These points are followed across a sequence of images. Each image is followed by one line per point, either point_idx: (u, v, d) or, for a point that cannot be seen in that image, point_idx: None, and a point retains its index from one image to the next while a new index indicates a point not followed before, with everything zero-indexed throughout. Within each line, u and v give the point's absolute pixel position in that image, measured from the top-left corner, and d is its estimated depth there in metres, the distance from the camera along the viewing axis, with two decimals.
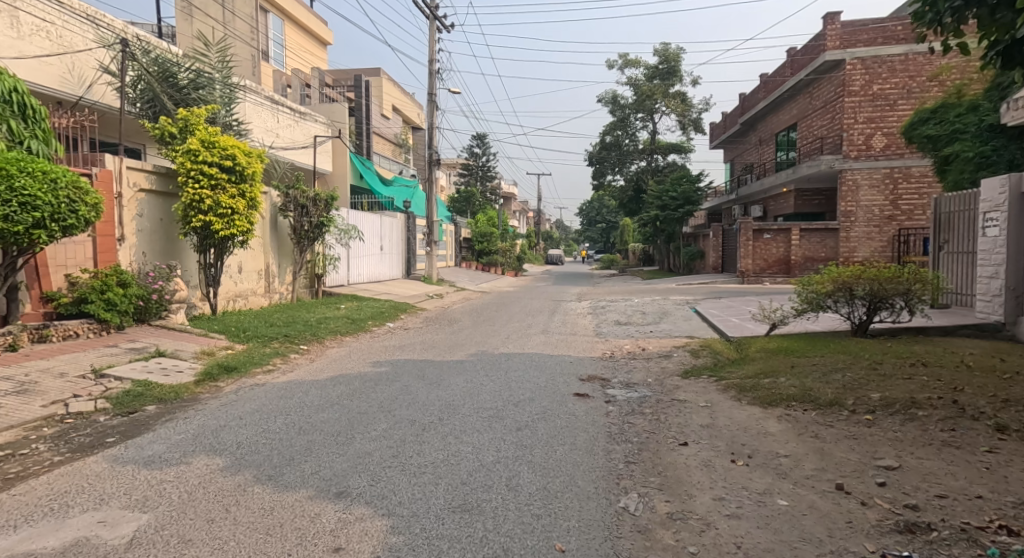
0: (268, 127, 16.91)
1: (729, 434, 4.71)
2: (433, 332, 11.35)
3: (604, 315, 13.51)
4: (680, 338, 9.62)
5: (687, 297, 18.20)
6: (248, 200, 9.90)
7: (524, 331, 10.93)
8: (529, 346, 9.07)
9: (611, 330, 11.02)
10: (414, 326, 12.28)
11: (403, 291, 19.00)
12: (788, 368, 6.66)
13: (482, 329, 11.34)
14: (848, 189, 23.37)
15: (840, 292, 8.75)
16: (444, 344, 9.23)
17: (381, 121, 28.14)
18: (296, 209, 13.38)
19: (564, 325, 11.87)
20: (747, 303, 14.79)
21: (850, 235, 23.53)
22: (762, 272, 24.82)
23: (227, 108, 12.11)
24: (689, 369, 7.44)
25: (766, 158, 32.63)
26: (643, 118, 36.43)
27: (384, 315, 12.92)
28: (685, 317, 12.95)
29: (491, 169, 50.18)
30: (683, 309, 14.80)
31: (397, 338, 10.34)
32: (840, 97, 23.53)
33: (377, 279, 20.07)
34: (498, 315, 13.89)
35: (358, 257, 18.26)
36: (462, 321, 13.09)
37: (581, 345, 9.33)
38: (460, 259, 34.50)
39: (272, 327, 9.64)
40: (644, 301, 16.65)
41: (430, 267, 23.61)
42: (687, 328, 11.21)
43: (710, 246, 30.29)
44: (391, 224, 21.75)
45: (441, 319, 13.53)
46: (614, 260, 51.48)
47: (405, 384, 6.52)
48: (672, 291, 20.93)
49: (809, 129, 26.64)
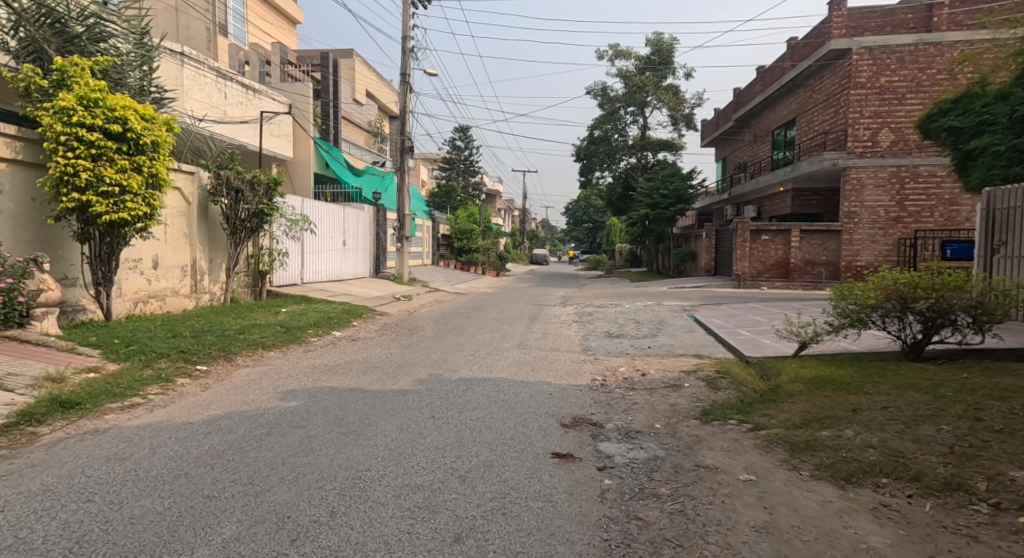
0: (207, 102, 14.87)
1: (807, 553, 2.81)
2: (383, 344, 9.34)
3: (591, 325, 11.61)
4: (685, 361, 7.71)
5: (682, 303, 16.35)
6: (147, 177, 7.91)
7: (494, 346, 8.96)
8: (497, 368, 7.14)
9: (599, 346, 9.10)
10: (363, 336, 10.26)
11: (365, 292, 16.94)
12: (850, 412, 4.78)
13: (440, 342, 9.34)
14: (852, 188, 21.75)
15: (891, 306, 6.90)
16: (388, 365, 7.26)
17: (351, 108, 26.06)
18: (229, 193, 11.32)
19: (544, 337, 9.93)
20: (753, 313, 12.98)
21: (853, 238, 21.86)
22: (759, 275, 23.13)
23: (137, 68, 10.14)
24: (708, 406, 5.54)
25: (761, 156, 30.96)
26: (632, 111, 34.63)
27: (329, 323, 10.87)
28: (685, 329, 11.08)
29: (474, 164, 48.24)
30: (682, 318, 12.96)
31: (335, 353, 8.30)
32: (845, 89, 21.88)
33: (338, 277, 18.03)
34: (463, 324, 11.89)
35: (314, 251, 16.20)
36: (419, 330, 11.06)
37: (565, 367, 7.40)
38: (437, 257, 32.53)
39: (172, 338, 7.61)
40: (636, 308, 14.75)
41: (400, 264, 21.56)
42: (690, 343, 9.35)
43: (703, 246, 28.55)
44: (357, 216, 19.71)
45: (399, 327, 11.52)
46: (599, 261, 49.97)
47: (312, 431, 4.55)
48: (664, 295, 19.19)
49: (809, 124, 25.01)
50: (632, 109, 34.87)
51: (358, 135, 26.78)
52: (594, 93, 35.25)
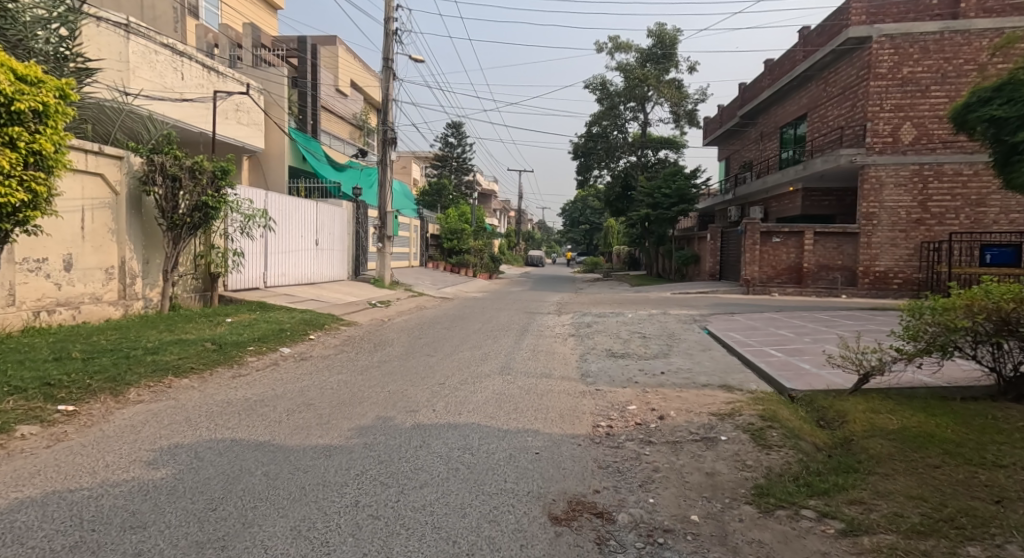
0: (155, 82, 13.15)
1: None
2: (338, 365, 7.65)
3: (587, 340, 9.93)
4: (712, 397, 6.02)
5: (690, 311, 14.66)
6: (26, 155, 6.22)
7: (471, 371, 7.27)
8: (470, 407, 5.45)
9: (601, 371, 7.42)
10: (316, 354, 8.56)
11: (338, 297, 15.23)
12: (997, 508, 3.10)
13: (407, 363, 7.66)
14: (870, 187, 20.13)
15: (984, 329, 5.25)
16: (328, 401, 5.56)
17: (333, 98, 24.34)
18: (164, 181, 9.60)
19: (532, 358, 8.24)
20: (774, 328, 11.31)
21: (871, 241, 20.24)
22: (770, 281, 21.58)
23: (45, 28, 8.45)
24: (761, 480, 3.85)
25: (768, 154, 29.37)
26: (633, 107, 33.04)
27: (280, 337, 9.18)
28: (699, 346, 9.41)
29: (467, 161, 46.61)
30: (694, 331, 11.28)
31: (270, 380, 6.59)
32: (864, 80, 20.29)
33: (309, 280, 16.32)
34: (441, 336, 10.24)
35: (279, 251, 14.50)
36: (386, 345, 9.38)
37: (559, 405, 5.72)
38: (426, 259, 30.87)
39: (50, 363, 5.86)
40: (641, 318, 13.07)
41: (381, 266, 19.90)
42: (711, 366, 7.68)
43: (707, 249, 26.90)
44: (333, 213, 18.03)
45: (365, 341, 9.84)
46: (596, 264, 48.37)
47: (151, 539, 2.86)
48: (668, 303, 17.55)
49: (822, 119, 23.41)
50: (633, 105, 33.26)
51: (340, 127, 25.09)
52: (593, 87, 33.64)
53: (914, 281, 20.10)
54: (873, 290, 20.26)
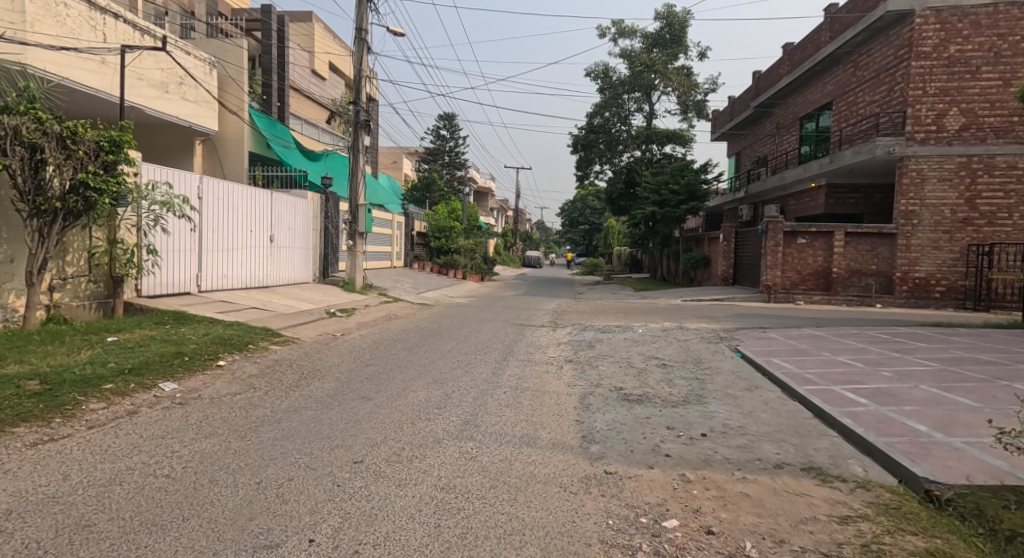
0: (55, 36, 10.59)
1: None
2: (224, 415, 5.19)
3: (589, 371, 7.53)
4: (803, 503, 3.56)
5: (711, 326, 12.27)
6: None
7: (415, 432, 4.83)
8: (382, 541, 2.99)
9: (609, 434, 4.96)
10: (208, 393, 6.10)
11: (290, 304, 12.78)
12: None
13: (326, 416, 5.18)
14: (910, 182, 17.67)
15: None
16: (129, 520, 3.08)
17: (306, 80, 21.93)
18: (22, 149, 7.12)
19: (511, 404, 5.80)
20: (826, 351, 8.94)
21: (910, 243, 17.80)
22: (793, 287, 19.22)
23: None
24: None
25: (784, 148, 26.95)
26: (638, 97, 30.66)
27: (169, 366, 6.70)
28: (739, 382, 6.99)
29: (460, 156, 44.34)
30: (724, 356, 8.90)
31: (83, 453, 4.10)
32: (903, 60, 17.86)
33: (259, 283, 13.88)
34: (398, 362, 7.83)
35: (213, 248, 12.03)
36: (320, 376, 6.96)
37: (547, 529, 3.24)
38: (411, 258, 28.47)
39: None
40: (653, 336, 10.64)
41: (352, 267, 17.45)
42: (770, 423, 5.25)
43: (719, 251, 24.46)
44: (292, 205, 15.57)
45: (296, 369, 7.45)
46: (596, 267, 46.23)
47: None
48: (678, 313, 15.26)
49: (851, 107, 21.00)
50: (637, 95, 30.90)
51: (313, 113, 22.61)
52: (595, 75, 31.24)
53: (959, 289, 17.68)
54: (912, 299, 17.85)
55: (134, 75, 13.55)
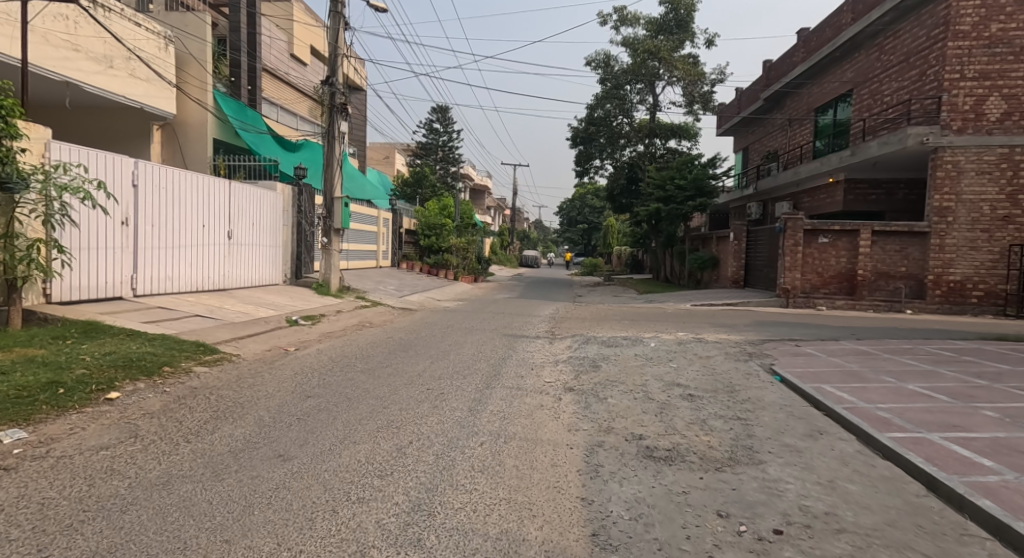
0: None
1: None
2: (48, 494, 3.44)
3: (596, 407, 5.80)
4: None
5: (734, 339, 10.51)
6: None
7: (331, 534, 3.09)
8: None
9: (634, 532, 3.24)
10: (66, 445, 4.36)
11: (245, 311, 11.01)
12: None
13: (205, 496, 3.45)
14: (945, 175, 15.94)
15: None
16: None
17: (283, 64, 20.17)
18: None
19: (488, 469, 4.07)
20: (887, 375, 7.19)
21: (944, 242, 16.09)
22: (814, 291, 17.55)
23: None
24: None
25: (797, 141, 25.25)
26: (641, 88, 29.00)
27: (27, 404, 4.94)
28: (797, 425, 5.25)
29: (453, 151, 42.71)
30: (762, 382, 7.16)
31: None
32: (938, 40, 16.16)
33: (213, 284, 12.21)
34: (348, 392, 6.09)
35: (151, 245, 10.37)
36: (238, 414, 5.22)
37: None
38: (400, 258, 26.69)
39: None
40: (669, 354, 8.88)
41: (326, 267, 15.70)
42: (869, 507, 3.53)
43: (729, 251, 22.77)
44: (257, 197, 13.85)
45: (213, 402, 5.70)
46: (595, 267, 44.54)
47: None
48: (690, 320, 13.55)
49: (875, 95, 19.30)
50: (640, 86, 29.22)
51: (291, 100, 20.84)
52: (596, 64, 29.52)
53: (998, 294, 15.96)
54: (946, 305, 16.17)
55: (68, 46, 11.78)
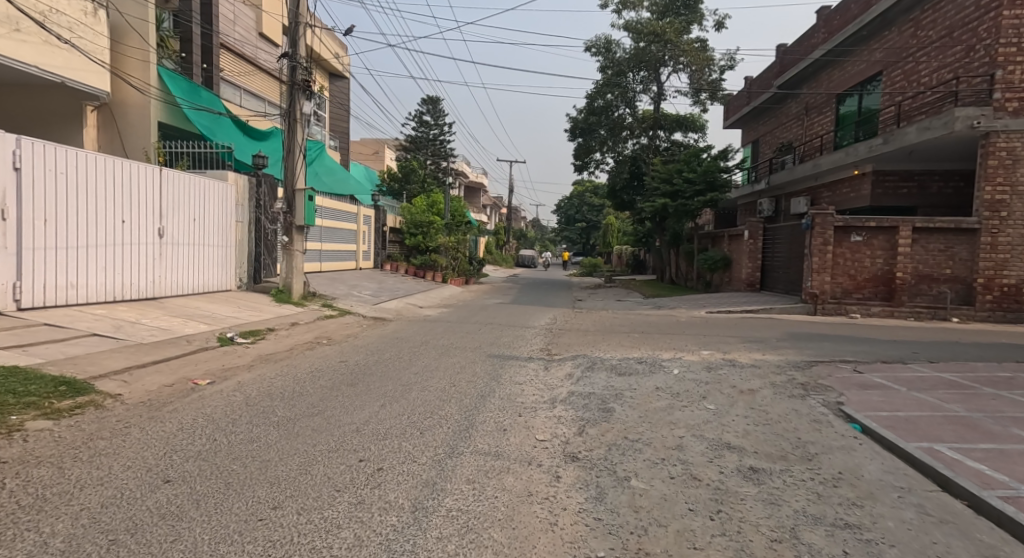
0: None
1: None
2: None
3: (613, 500, 3.70)
4: None
5: (773, 360, 8.44)
6: None
7: None
8: None
9: None
10: None
11: (169, 326, 8.91)
12: None
13: None
14: (998, 164, 13.90)
15: None
16: None
17: (248, 42, 18.04)
18: None
19: None
20: (1019, 430, 5.12)
21: (998, 240, 14.04)
22: (845, 296, 15.49)
23: None
24: None
25: (815, 131, 23.20)
26: (644, 76, 26.94)
27: None
28: (952, 547, 3.20)
29: (444, 146, 40.65)
30: (845, 438, 5.08)
31: None
32: (990, 10, 14.16)
33: (138, 293, 10.12)
34: (234, 471, 3.98)
35: (44, 244, 8.28)
36: (14, 528, 3.09)
37: None
38: (383, 259, 24.52)
39: None
40: (700, 387, 6.78)
41: (287, 270, 13.54)
42: None
43: (742, 251, 20.65)
44: (201, 187, 11.73)
45: (6, 491, 3.55)
46: (595, 266, 42.46)
47: None
48: (710, 333, 11.47)
49: (910, 75, 17.26)
50: (643, 74, 27.13)
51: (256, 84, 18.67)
52: (596, 50, 27.35)
53: None
54: (998, 312, 14.17)
55: None
